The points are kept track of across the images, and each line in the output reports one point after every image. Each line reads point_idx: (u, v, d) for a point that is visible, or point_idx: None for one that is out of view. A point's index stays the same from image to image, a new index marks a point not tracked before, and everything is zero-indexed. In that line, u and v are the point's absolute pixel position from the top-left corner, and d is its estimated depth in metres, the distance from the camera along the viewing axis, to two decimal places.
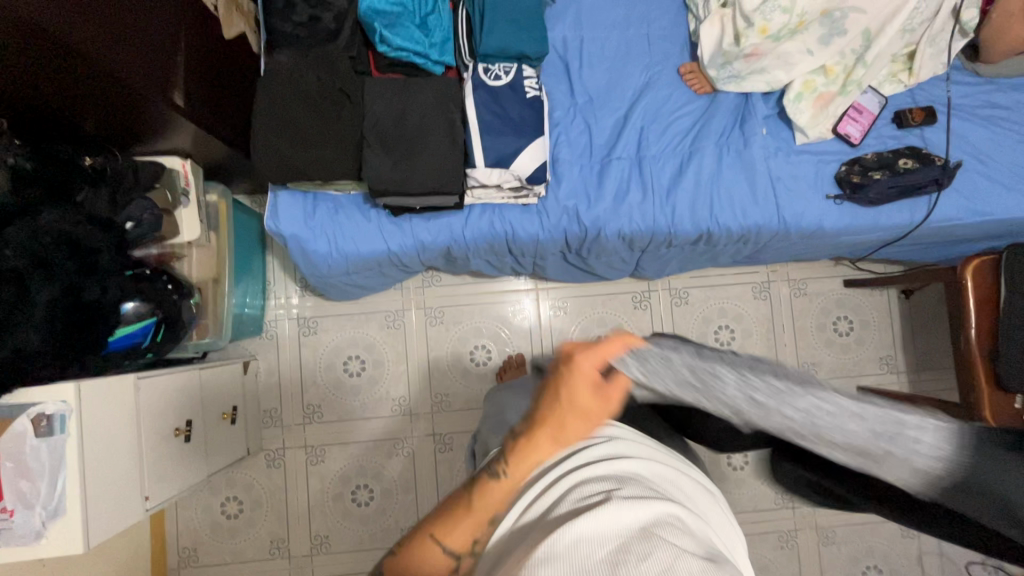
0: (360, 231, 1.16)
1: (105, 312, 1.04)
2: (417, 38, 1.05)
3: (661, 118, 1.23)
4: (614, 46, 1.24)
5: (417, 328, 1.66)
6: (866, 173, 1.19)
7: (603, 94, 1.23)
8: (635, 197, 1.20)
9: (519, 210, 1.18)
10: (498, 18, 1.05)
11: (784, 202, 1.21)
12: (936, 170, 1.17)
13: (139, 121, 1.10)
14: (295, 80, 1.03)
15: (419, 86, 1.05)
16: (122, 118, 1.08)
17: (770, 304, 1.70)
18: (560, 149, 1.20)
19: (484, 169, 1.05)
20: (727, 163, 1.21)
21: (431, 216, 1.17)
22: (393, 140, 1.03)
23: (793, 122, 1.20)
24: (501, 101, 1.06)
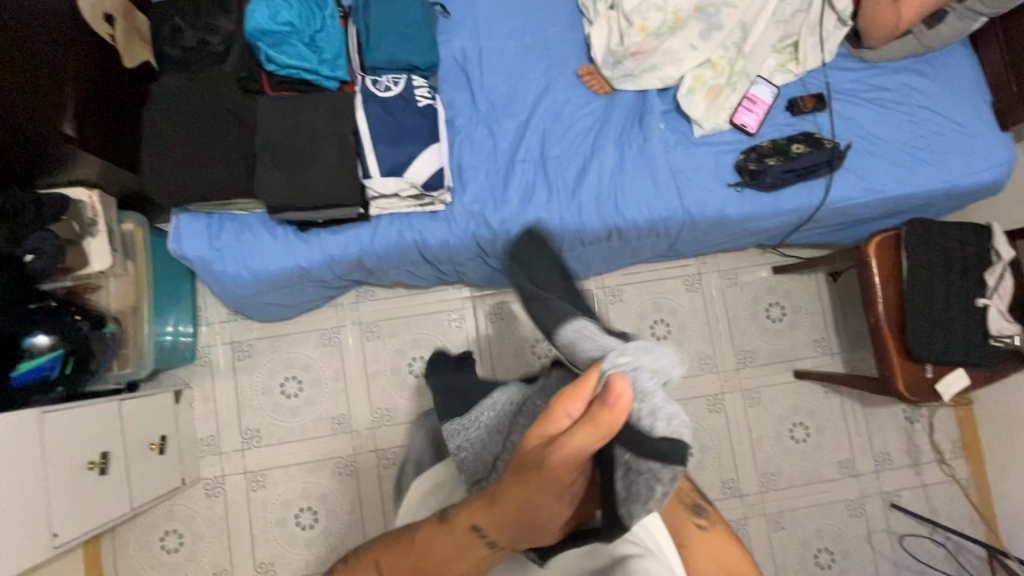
0: (267, 249, 1.16)
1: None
2: (306, 55, 1.07)
3: (562, 120, 1.26)
4: (511, 54, 1.28)
5: (354, 344, 1.65)
6: (761, 160, 1.23)
7: (503, 101, 1.26)
8: (541, 197, 1.23)
9: (427, 218, 1.20)
10: (385, 32, 1.10)
11: (686, 193, 1.24)
12: (825, 154, 1.22)
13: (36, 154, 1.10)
14: (185, 103, 1.04)
15: (311, 102, 1.07)
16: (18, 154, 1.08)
17: (702, 295, 1.74)
18: (464, 156, 1.22)
19: (380, 179, 1.08)
20: (629, 159, 1.25)
21: (339, 229, 1.18)
22: (286, 156, 1.04)
23: (689, 116, 1.25)
24: (393, 111, 1.09)
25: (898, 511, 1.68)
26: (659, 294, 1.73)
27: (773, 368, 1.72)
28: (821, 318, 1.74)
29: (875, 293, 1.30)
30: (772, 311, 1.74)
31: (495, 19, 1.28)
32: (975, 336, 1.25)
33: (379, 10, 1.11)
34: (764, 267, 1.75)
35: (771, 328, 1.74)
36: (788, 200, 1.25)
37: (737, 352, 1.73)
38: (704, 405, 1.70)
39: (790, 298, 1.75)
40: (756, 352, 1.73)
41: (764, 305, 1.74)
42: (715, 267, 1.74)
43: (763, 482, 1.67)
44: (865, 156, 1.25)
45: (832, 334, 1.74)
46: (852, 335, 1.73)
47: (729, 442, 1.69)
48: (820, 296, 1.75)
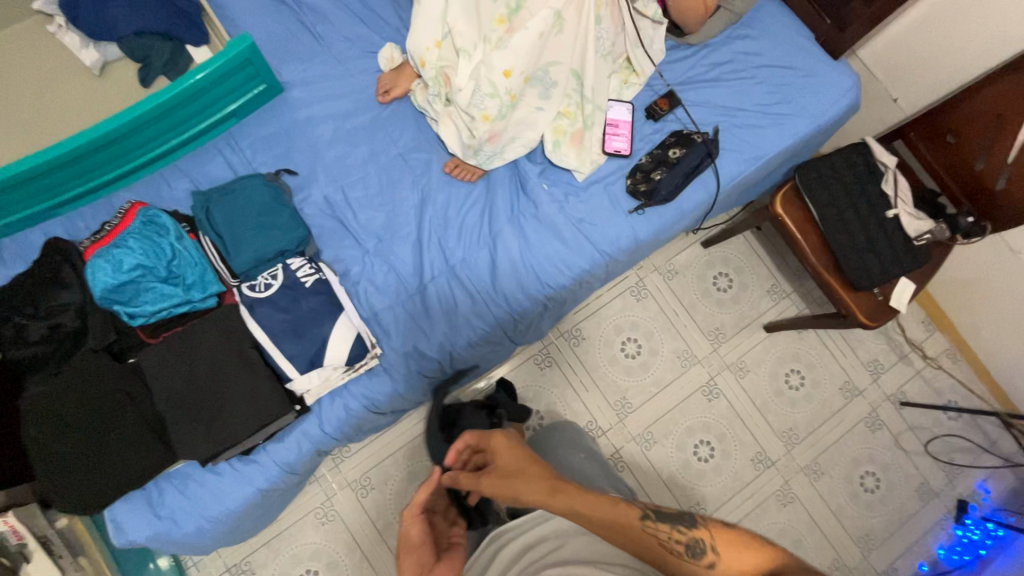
0: (216, 492, 1.06)
1: None
2: (171, 291, 1.00)
3: (451, 222, 1.23)
4: (374, 182, 1.24)
5: (353, 507, 1.56)
6: (648, 177, 1.24)
7: (388, 229, 1.22)
8: (465, 306, 1.19)
9: (366, 378, 1.13)
10: (239, 230, 1.03)
11: (597, 237, 1.24)
12: (701, 148, 1.24)
13: None
14: (55, 410, 0.91)
15: (197, 335, 0.98)
16: None
17: (654, 298, 1.75)
18: (374, 302, 1.17)
19: (302, 376, 1.01)
20: (530, 230, 1.23)
21: (282, 434, 1.09)
22: (196, 406, 0.96)
23: (565, 166, 1.24)
24: (281, 304, 1.01)
25: (910, 407, 1.74)
26: (615, 315, 1.72)
27: (746, 333, 1.75)
28: (764, 267, 1.80)
29: (800, 243, 1.33)
30: (720, 281, 1.78)
31: (343, 156, 1.24)
32: (899, 244, 1.30)
33: (224, 212, 1.05)
34: (694, 247, 1.79)
35: (726, 298, 1.77)
36: (687, 200, 1.27)
37: (709, 334, 1.75)
38: (702, 397, 1.70)
39: (730, 262, 1.79)
40: (724, 327, 1.75)
41: (711, 279, 1.78)
42: (651, 268, 1.76)
43: (786, 441, 1.70)
44: (734, 132, 1.29)
45: (779, 277, 1.80)
46: (797, 269, 1.80)
47: (740, 420, 1.70)
48: (753, 248, 1.81)
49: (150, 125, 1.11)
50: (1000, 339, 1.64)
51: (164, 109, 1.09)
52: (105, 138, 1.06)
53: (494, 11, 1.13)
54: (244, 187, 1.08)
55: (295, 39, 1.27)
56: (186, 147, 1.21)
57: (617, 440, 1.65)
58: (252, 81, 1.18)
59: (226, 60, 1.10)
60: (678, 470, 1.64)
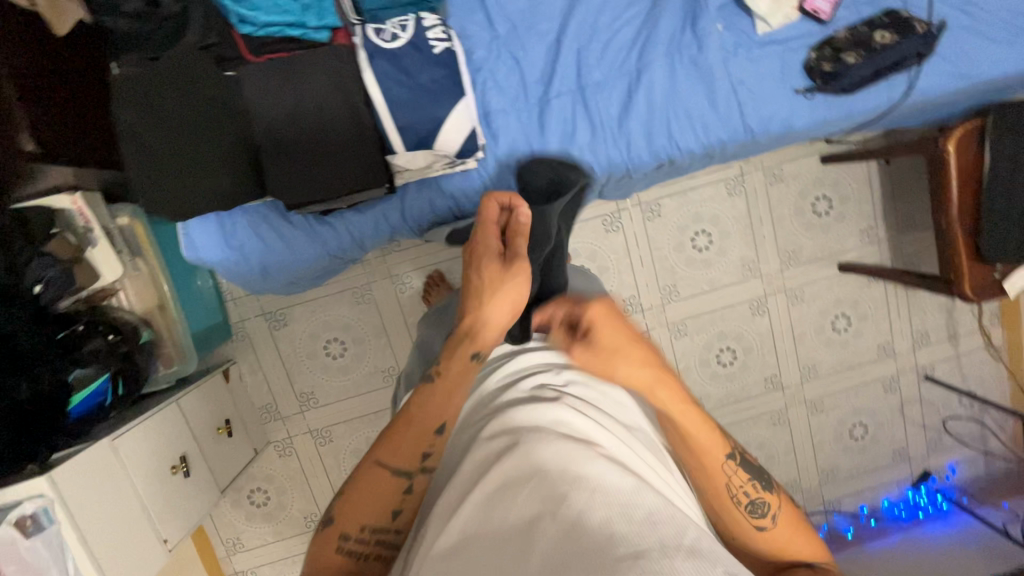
0: (289, 242, 1.05)
1: (54, 395, 0.99)
2: (287, 5, 0.86)
3: (599, 34, 1.05)
4: None
5: (388, 298, 1.59)
6: (838, 56, 1.05)
7: (527, 18, 1.04)
8: (583, 137, 1.07)
9: (460, 179, 1.06)
10: None
11: (748, 109, 1.07)
12: (914, 41, 1.03)
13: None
14: (155, 99, 0.84)
15: (307, 70, 0.86)
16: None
17: (745, 198, 1.62)
18: (490, 98, 1.04)
19: (406, 154, 0.92)
20: (681, 74, 1.06)
21: (364, 207, 1.05)
22: (293, 149, 0.88)
23: (751, 9, 1.05)
24: (404, 65, 0.89)
25: (931, 383, 1.76)
26: (700, 203, 1.62)
27: (818, 265, 1.68)
28: (871, 205, 1.65)
29: (948, 195, 1.19)
30: (820, 205, 1.64)
31: None
32: None
33: None
34: (812, 158, 1.62)
35: (818, 223, 1.65)
36: (864, 101, 1.08)
37: (782, 254, 1.67)
38: (747, 309, 1.69)
39: (839, 188, 1.64)
40: (801, 251, 1.67)
41: (811, 200, 1.64)
42: (759, 166, 1.60)
43: (803, 373, 1.73)
44: (958, 35, 1.07)
45: (881, 221, 1.66)
46: (903, 219, 1.66)
47: (772, 340, 1.71)
48: (870, 182, 1.65)
49: None
50: None
51: None
52: None
53: None
54: None
55: None
56: None
57: (652, 320, 1.67)
58: None
59: None
60: (695, 364, 1.70)
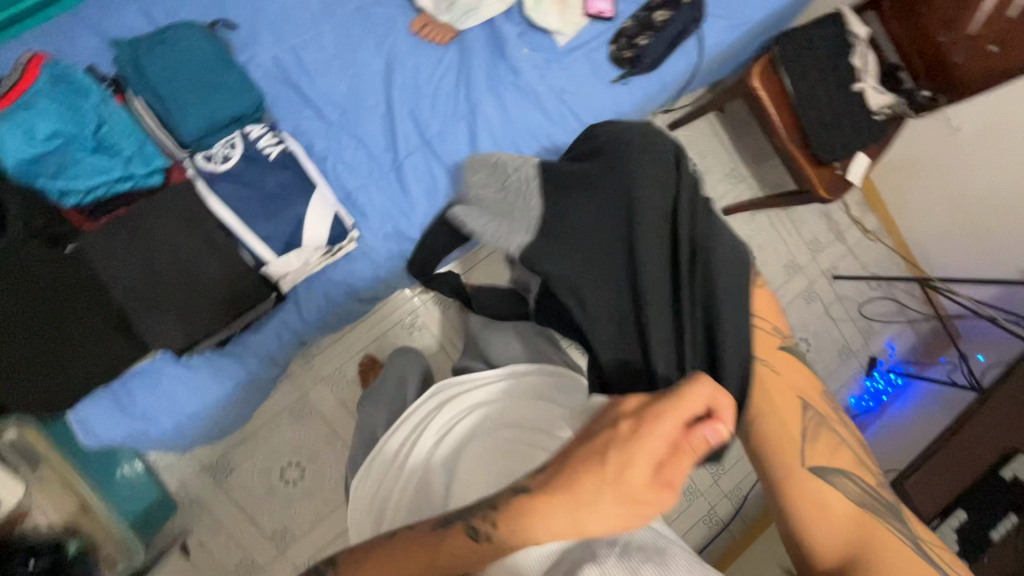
0: (193, 389, 1.00)
1: None
2: (107, 164, 0.85)
3: (423, 90, 1.11)
4: (332, 42, 1.08)
5: (328, 401, 1.54)
6: (633, 42, 1.17)
7: (353, 98, 1.09)
8: (446, 185, 1.12)
9: (344, 263, 1.07)
10: (182, 94, 0.88)
11: (579, 110, 1.17)
12: (687, 12, 1.18)
13: None
14: None
15: (149, 217, 0.86)
16: None
17: None
18: (345, 180, 1.07)
19: (279, 259, 0.92)
20: (509, 100, 1.14)
21: (259, 325, 1.03)
22: (161, 295, 0.86)
23: (546, 29, 1.16)
24: (246, 180, 0.90)
25: None
26: None
27: None
28: (725, 151, 1.83)
29: (771, 119, 1.34)
30: None
31: (291, 10, 1.07)
32: (859, 117, 1.34)
33: (161, 67, 0.89)
34: None
35: None
36: (669, 70, 1.22)
37: None
38: None
39: (694, 146, 1.80)
40: None
41: None
42: None
43: None
44: None
45: (739, 161, 1.84)
46: (755, 153, 1.84)
47: None
48: (715, 133, 1.82)
49: None
50: (923, 214, 1.74)
51: None
52: None
53: None
54: (181, 38, 0.91)
55: None
56: None
57: None
58: None
59: None
60: None
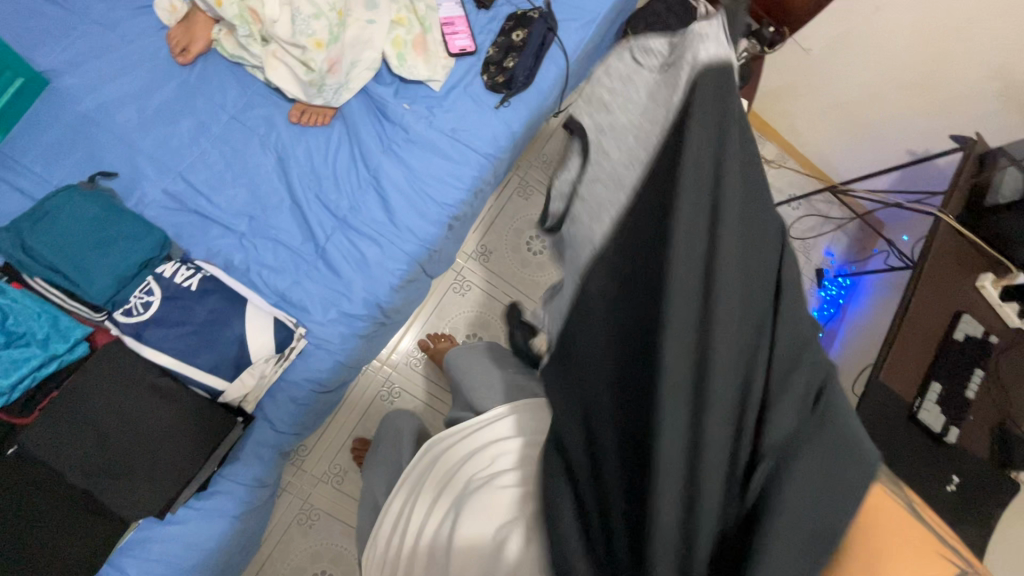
0: (189, 541, 0.96)
1: None
2: (24, 353, 0.82)
3: (323, 173, 1.13)
4: (217, 157, 1.08)
5: (334, 497, 1.50)
6: (502, 66, 1.23)
7: (256, 203, 1.09)
8: (374, 254, 1.12)
9: (300, 362, 1.05)
10: (82, 256, 0.86)
11: (476, 143, 1.21)
12: (541, 23, 1.24)
13: None
14: None
15: (82, 392, 0.82)
16: None
17: (540, 192, 1.80)
18: (275, 283, 1.06)
19: (233, 383, 0.91)
20: (408, 155, 1.17)
21: (237, 451, 1.01)
22: (124, 463, 0.82)
23: (418, 80, 1.19)
24: (174, 318, 0.89)
25: None
26: (514, 220, 1.76)
27: None
28: None
29: None
30: None
31: (166, 139, 1.07)
32: None
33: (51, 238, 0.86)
34: (559, 131, 1.85)
35: None
36: (544, 81, 1.28)
37: None
38: None
39: None
40: None
41: None
42: (529, 164, 1.80)
43: None
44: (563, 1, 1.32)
45: None
46: None
47: None
48: None
49: None
50: (813, 130, 1.80)
51: None
52: None
53: None
54: (62, 205, 0.89)
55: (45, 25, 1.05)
56: None
57: None
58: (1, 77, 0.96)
59: None
60: None
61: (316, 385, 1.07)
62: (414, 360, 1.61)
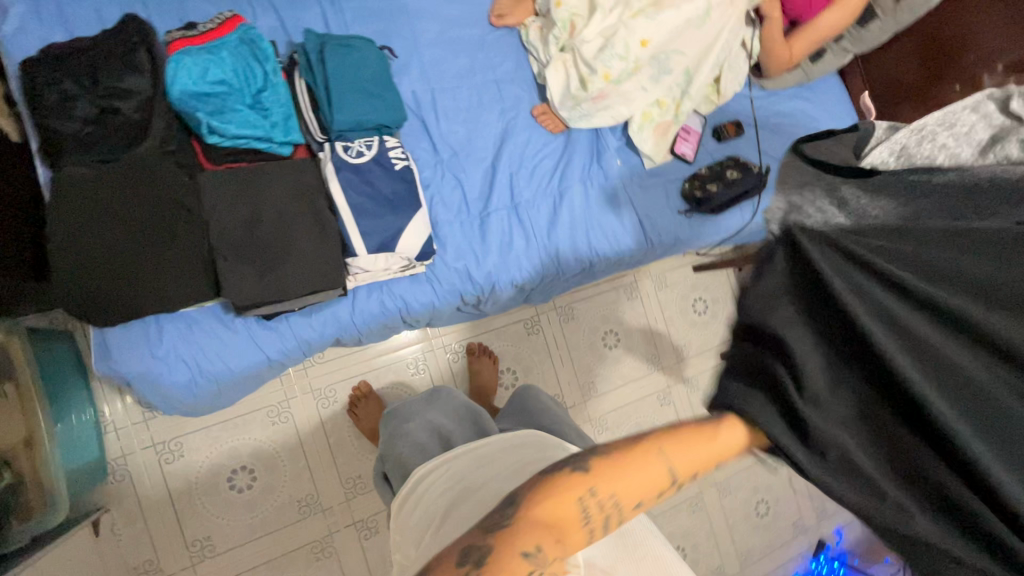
0: (227, 348, 0.98)
1: None
2: (255, 121, 0.91)
3: (527, 162, 1.25)
4: (465, 97, 1.23)
5: (309, 414, 1.47)
6: (705, 186, 1.36)
7: (466, 147, 1.21)
8: (520, 246, 1.21)
9: (408, 282, 1.11)
10: (345, 88, 0.97)
11: (647, 226, 1.32)
12: (754, 177, 1.38)
13: None
14: (104, 200, 0.81)
15: (268, 178, 0.91)
16: None
17: (641, 301, 1.88)
18: (436, 211, 1.15)
19: (368, 256, 0.96)
20: (594, 197, 1.28)
21: (312, 310, 1.04)
22: (253, 250, 0.88)
23: (640, 150, 1.32)
24: (367, 178, 0.97)
25: None
26: (606, 307, 1.83)
27: (706, 356, 1.95)
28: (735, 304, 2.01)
29: None
30: (699, 305, 1.96)
31: (442, 60, 1.21)
32: None
33: (333, 61, 0.98)
34: (686, 267, 1.97)
35: (699, 320, 1.96)
36: (726, 220, 1.40)
37: (676, 347, 1.92)
38: (656, 400, 1.85)
39: (711, 291, 1.99)
40: (690, 345, 1.93)
41: (691, 301, 1.96)
42: (648, 274, 1.89)
43: None
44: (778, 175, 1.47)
45: None
46: None
47: None
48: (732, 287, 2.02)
49: None
50: None
51: None
52: None
53: None
54: (356, 47, 1.02)
55: None
56: None
57: (576, 418, 1.74)
58: None
59: None
60: None
61: (404, 308, 1.12)
62: (455, 355, 1.63)
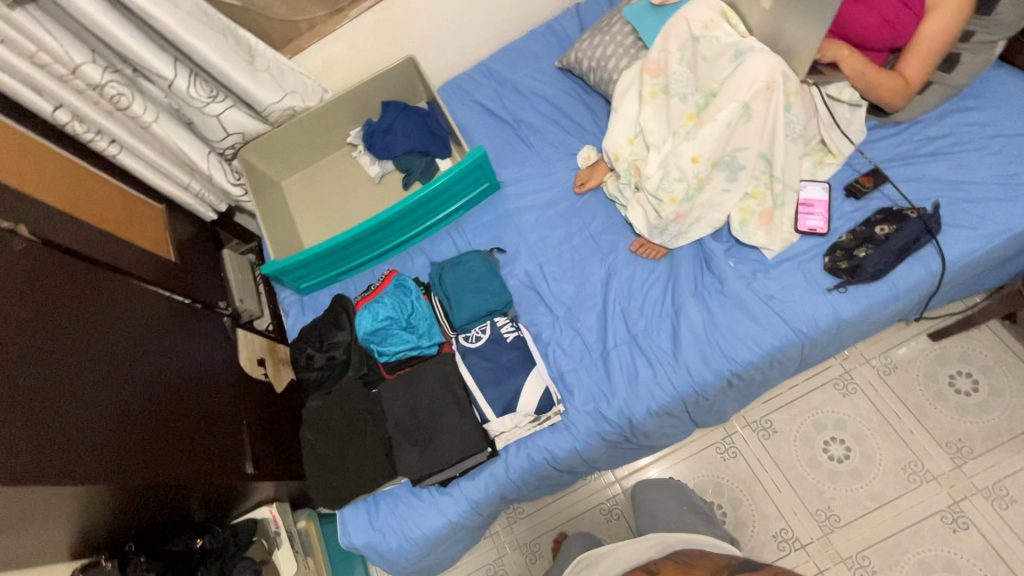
0: (419, 514, 1.22)
1: None
2: (408, 337, 1.27)
3: (634, 294, 1.32)
4: (568, 258, 1.42)
5: (519, 570, 1.56)
6: (850, 254, 1.19)
7: (576, 299, 1.36)
8: (646, 375, 1.23)
9: (549, 432, 1.23)
10: (463, 293, 1.29)
11: (788, 315, 1.19)
12: (914, 225, 1.16)
13: (220, 446, 1.21)
14: (325, 422, 1.21)
15: (420, 375, 1.22)
16: (209, 448, 1.18)
17: (864, 394, 1.54)
18: (561, 362, 1.29)
19: (497, 418, 1.16)
20: (714, 304, 1.24)
21: (475, 472, 1.22)
22: (415, 433, 1.16)
23: (753, 245, 1.27)
24: (488, 354, 1.21)
25: None
26: (816, 410, 1.55)
27: (1005, 450, 1.41)
28: None
29: None
30: (960, 381, 1.50)
31: (543, 237, 1.46)
32: None
33: (451, 277, 1.32)
34: (919, 337, 1.57)
35: (969, 402, 1.47)
36: (900, 280, 1.16)
37: (947, 445, 1.44)
38: (942, 524, 1.38)
39: (974, 360, 1.51)
40: (970, 439, 1.44)
41: (945, 378, 1.51)
42: (861, 358, 1.57)
43: None
44: (961, 205, 1.18)
45: None
46: None
47: (1004, 561, 1.32)
48: (1008, 347, 1.51)
49: (407, 216, 1.47)
50: None
51: (415, 204, 1.43)
52: (380, 224, 1.44)
53: (684, 110, 1.26)
54: (468, 260, 1.34)
55: (511, 149, 1.60)
56: (426, 232, 1.55)
57: (821, 559, 1.40)
58: (479, 180, 1.51)
59: (465, 166, 1.43)
60: None
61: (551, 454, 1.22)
62: None
